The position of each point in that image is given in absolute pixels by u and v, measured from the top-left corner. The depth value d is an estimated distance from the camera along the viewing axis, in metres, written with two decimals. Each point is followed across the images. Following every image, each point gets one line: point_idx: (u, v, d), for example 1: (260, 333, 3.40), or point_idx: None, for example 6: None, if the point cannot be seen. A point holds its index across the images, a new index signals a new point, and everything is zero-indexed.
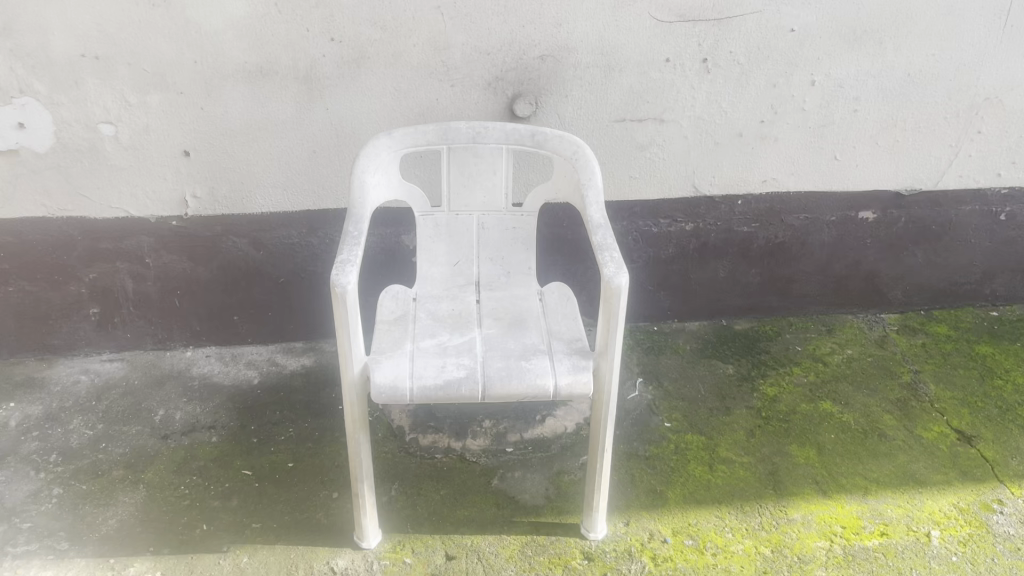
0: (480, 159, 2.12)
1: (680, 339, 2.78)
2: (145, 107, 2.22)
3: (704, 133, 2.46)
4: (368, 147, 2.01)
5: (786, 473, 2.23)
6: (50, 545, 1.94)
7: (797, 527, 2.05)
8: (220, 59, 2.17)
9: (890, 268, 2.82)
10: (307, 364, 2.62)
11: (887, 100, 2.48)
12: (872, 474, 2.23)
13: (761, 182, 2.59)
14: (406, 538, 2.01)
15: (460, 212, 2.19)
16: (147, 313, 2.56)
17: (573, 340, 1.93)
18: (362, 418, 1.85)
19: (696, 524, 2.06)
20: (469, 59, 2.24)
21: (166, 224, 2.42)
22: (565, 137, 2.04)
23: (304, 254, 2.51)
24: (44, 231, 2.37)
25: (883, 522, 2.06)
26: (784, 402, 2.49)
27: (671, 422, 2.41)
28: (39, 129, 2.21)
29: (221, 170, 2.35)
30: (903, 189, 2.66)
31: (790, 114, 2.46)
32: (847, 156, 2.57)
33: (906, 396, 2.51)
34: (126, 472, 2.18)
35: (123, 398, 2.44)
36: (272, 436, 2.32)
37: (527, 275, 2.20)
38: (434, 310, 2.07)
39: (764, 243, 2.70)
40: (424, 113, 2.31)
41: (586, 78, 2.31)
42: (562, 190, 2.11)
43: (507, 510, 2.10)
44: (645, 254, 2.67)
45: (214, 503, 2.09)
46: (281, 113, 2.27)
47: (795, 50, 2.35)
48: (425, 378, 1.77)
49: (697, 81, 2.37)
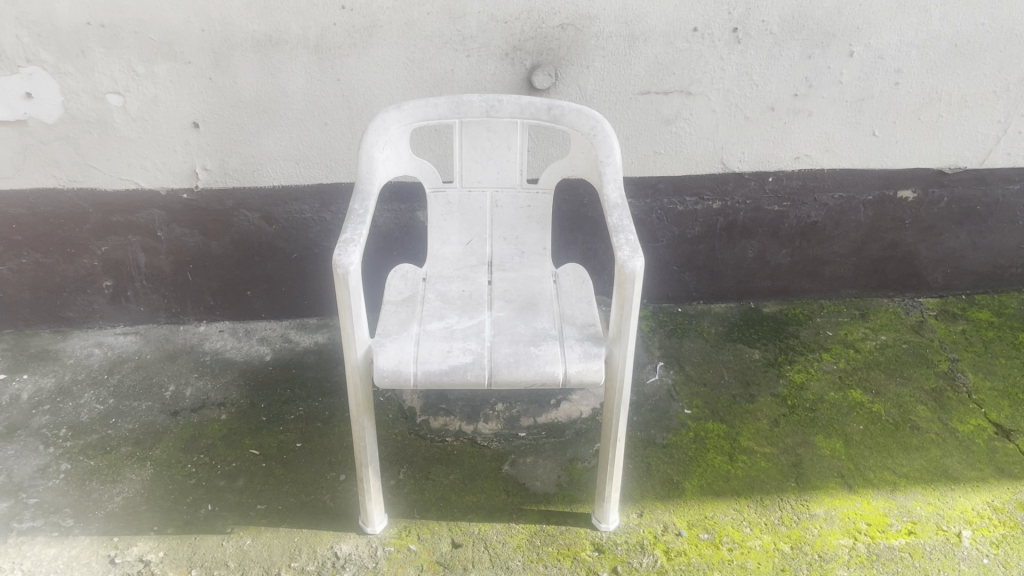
0: (493, 134, 2.04)
1: (706, 321, 2.68)
2: (153, 77, 2.17)
3: (734, 107, 2.34)
4: (377, 120, 1.94)
5: (810, 465, 2.13)
6: (55, 522, 1.92)
7: (819, 522, 1.96)
8: (229, 27, 2.10)
9: (930, 249, 2.68)
10: (320, 341, 2.57)
11: (931, 72, 2.32)
12: (902, 468, 2.12)
13: (794, 159, 2.46)
14: (413, 523, 1.96)
15: (473, 189, 2.11)
16: (160, 286, 2.54)
17: (585, 325, 1.85)
18: (366, 401, 1.80)
19: (713, 517, 1.98)
20: (485, 28, 2.14)
21: (176, 197, 2.37)
22: (583, 112, 1.95)
23: (316, 229, 2.45)
24: (55, 203, 2.34)
25: (911, 520, 1.96)
26: (811, 391, 2.38)
27: (692, 409, 2.32)
28: (47, 100, 2.17)
29: (231, 143, 2.29)
30: (946, 168, 2.51)
31: (825, 86, 2.33)
32: (887, 132, 2.43)
33: (942, 386, 2.39)
34: (134, 449, 2.15)
35: (135, 372, 2.42)
36: (281, 415, 2.28)
37: (543, 256, 2.12)
38: (444, 291, 2.00)
39: (796, 222, 2.58)
40: (439, 84, 2.22)
41: (609, 48, 2.20)
42: (579, 167, 2.02)
43: (517, 498, 2.04)
44: (669, 233, 2.57)
45: (220, 483, 2.06)
46: (291, 84, 2.20)
47: (831, 20, 2.22)
48: (430, 362, 1.71)
49: (727, 52, 2.24)
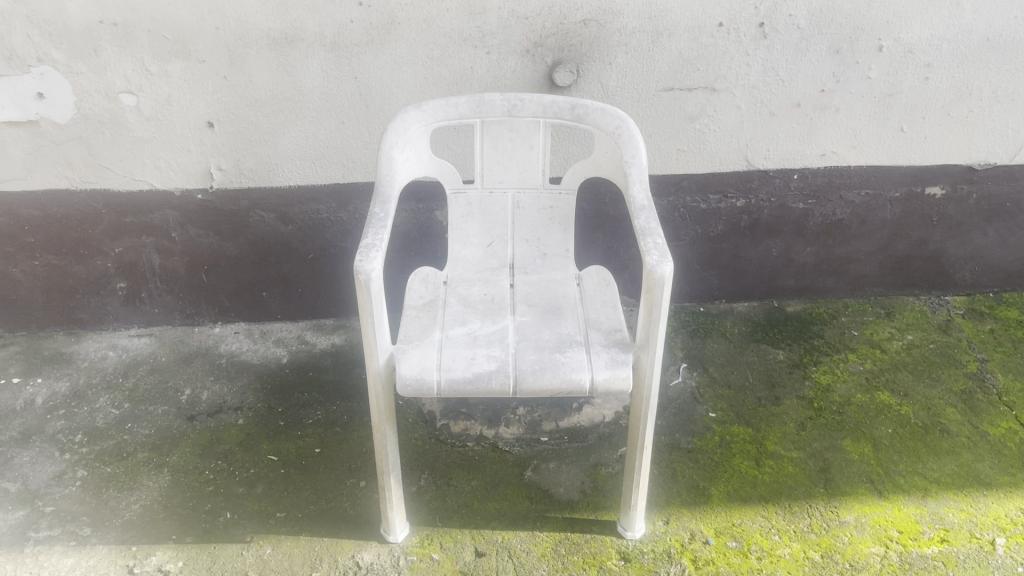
0: (515, 133, 1.99)
1: (728, 321, 2.63)
2: (166, 76, 2.12)
3: (759, 103, 2.29)
4: (396, 121, 1.89)
5: (838, 470, 2.09)
6: (72, 531, 1.89)
7: (849, 530, 1.92)
8: (244, 25, 2.05)
9: (958, 247, 2.62)
10: (337, 342, 2.53)
11: (963, 67, 2.26)
12: (933, 473, 2.08)
13: (820, 156, 2.41)
14: (435, 531, 1.92)
15: (494, 190, 2.06)
16: (175, 288, 2.50)
17: (611, 331, 1.80)
18: (388, 409, 1.76)
19: (741, 525, 1.94)
20: (505, 24, 2.09)
21: (191, 198, 2.33)
22: (608, 111, 1.91)
23: (333, 229, 2.41)
24: (68, 205, 2.30)
25: (944, 528, 1.92)
26: (837, 393, 2.34)
27: (716, 412, 2.28)
28: (59, 100, 2.13)
29: (247, 142, 2.25)
30: (976, 164, 2.45)
31: (853, 82, 2.27)
32: (916, 128, 2.37)
33: (972, 387, 2.34)
34: (151, 455, 2.12)
35: (150, 375, 2.39)
36: (299, 419, 2.24)
37: (565, 258, 2.07)
38: (466, 294, 1.96)
39: (821, 220, 2.53)
40: (458, 82, 2.17)
41: (632, 44, 2.14)
42: (604, 167, 1.97)
43: (541, 505, 2.00)
44: (692, 232, 2.52)
45: (239, 490, 2.02)
46: (308, 82, 2.15)
47: (861, 14, 2.16)
48: (454, 370, 1.67)
49: (753, 47, 2.19)
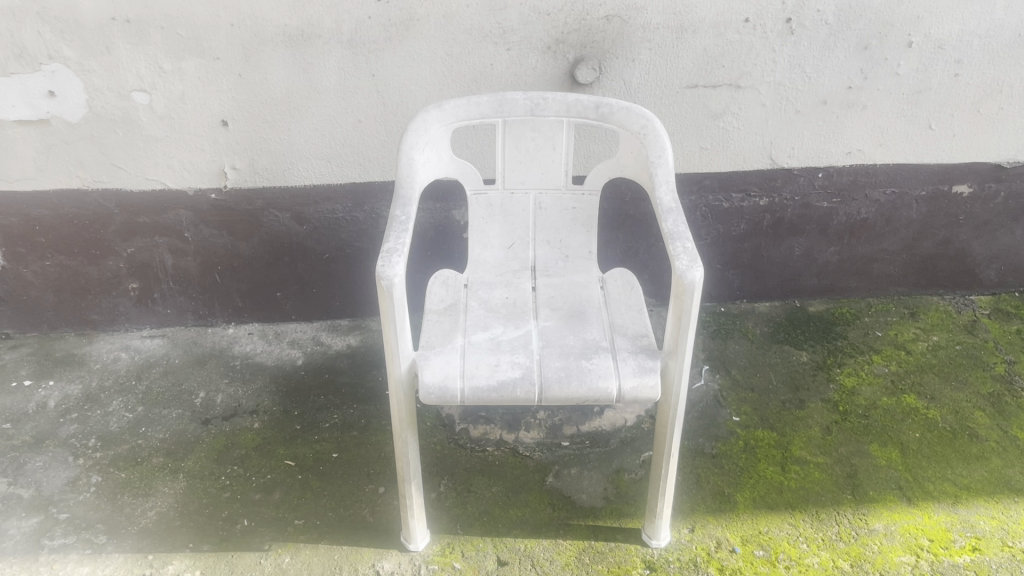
0: (538, 133, 1.95)
1: (750, 322, 2.59)
2: (180, 74, 2.08)
3: (784, 100, 2.24)
4: (416, 120, 1.85)
5: (866, 476, 2.05)
6: (88, 539, 1.86)
7: (878, 538, 1.87)
8: (259, 22, 2.01)
9: (985, 246, 2.58)
10: (353, 343, 2.50)
11: (994, 63, 2.21)
12: (963, 479, 2.03)
13: (846, 154, 2.36)
14: (456, 539, 1.89)
15: (516, 191, 2.02)
16: (187, 289, 2.46)
17: (638, 336, 1.76)
18: (410, 416, 1.72)
19: (768, 533, 1.89)
20: (527, 21, 2.04)
21: (204, 197, 2.29)
22: (633, 110, 1.86)
23: (350, 229, 2.37)
24: (80, 205, 2.26)
25: (975, 536, 1.87)
26: (863, 396, 2.29)
27: (740, 416, 2.24)
28: (70, 98, 2.09)
29: (261, 141, 2.20)
30: (1005, 162, 2.40)
31: (882, 78, 2.22)
32: (944, 125, 2.32)
33: (1000, 390, 2.30)
34: (166, 460, 2.09)
35: (163, 377, 2.35)
36: (316, 423, 2.21)
37: (588, 260, 2.03)
38: (488, 298, 1.92)
39: (845, 219, 2.48)
40: (478, 79, 2.12)
41: (656, 40, 2.09)
42: (628, 168, 1.93)
43: (564, 512, 1.97)
44: (713, 231, 2.48)
45: (256, 496, 1.99)
46: (325, 80, 2.10)
47: (890, 9, 2.10)
48: (478, 378, 1.63)
49: (779, 43, 2.13)
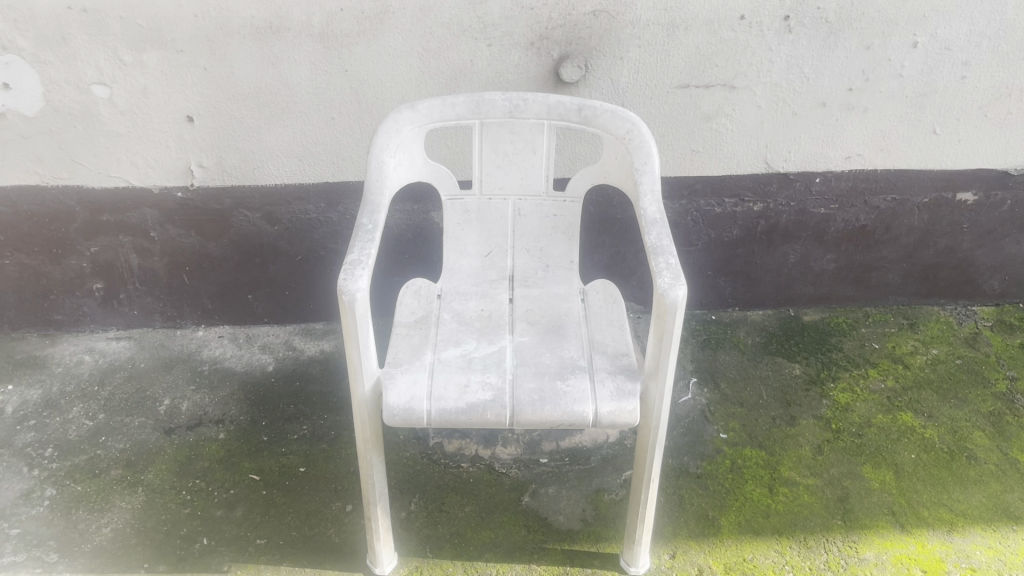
0: (518, 136, 1.84)
1: (741, 331, 2.50)
2: (142, 66, 1.97)
3: (781, 102, 2.12)
4: (388, 121, 1.74)
5: (857, 499, 1.94)
6: (38, 558, 1.75)
7: (869, 568, 1.76)
8: (225, 13, 1.89)
9: (988, 254, 2.47)
10: (326, 349, 2.40)
11: (1003, 65, 2.09)
12: (959, 504, 1.92)
13: (845, 159, 2.25)
14: (425, 563, 1.79)
15: (494, 196, 1.92)
16: (154, 290, 2.37)
17: (618, 355, 1.64)
18: (375, 436, 1.61)
19: (753, 560, 1.79)
20: (508, 15, 1.92)
21: (170, 196, 2.18)
22: (617, 114, 1.75)
23: (323, 230, 2.27)
24: (40, 201, 2.15)
25: (971, 567, 1.76)
26: (857, 413, 2.19)
27: (728, 433, 2.14)
28: (26, 91, 1.98)
29: (229, 138, 2.09)
30: (1010, 169, 2.29)
31: (883, 81, 2.10)
32: (949, 130, 2.21)
33: (1002, 409, 2.19)
34: (125, 473, 1.99)
35: (128, 383, 2.26)
36: (284, 434, 2.11)
37: (569, 269, 1.93)
38: (461, 310, 1.81)
39: (843, 226, 2.38)
40: (457, 76, 2.01)
41: (645, 37, 1.98)
42: (612, 175, 1.82)
43: (540, 535, 1.87)
44: (704, 237, 2.38)
45: (217, 513, 1.89)
46: (295, 74, 1.99)
47: (895, 7, 1.98)
48: (445, 400, 1.50)
49: (776, 42, 2.02)
